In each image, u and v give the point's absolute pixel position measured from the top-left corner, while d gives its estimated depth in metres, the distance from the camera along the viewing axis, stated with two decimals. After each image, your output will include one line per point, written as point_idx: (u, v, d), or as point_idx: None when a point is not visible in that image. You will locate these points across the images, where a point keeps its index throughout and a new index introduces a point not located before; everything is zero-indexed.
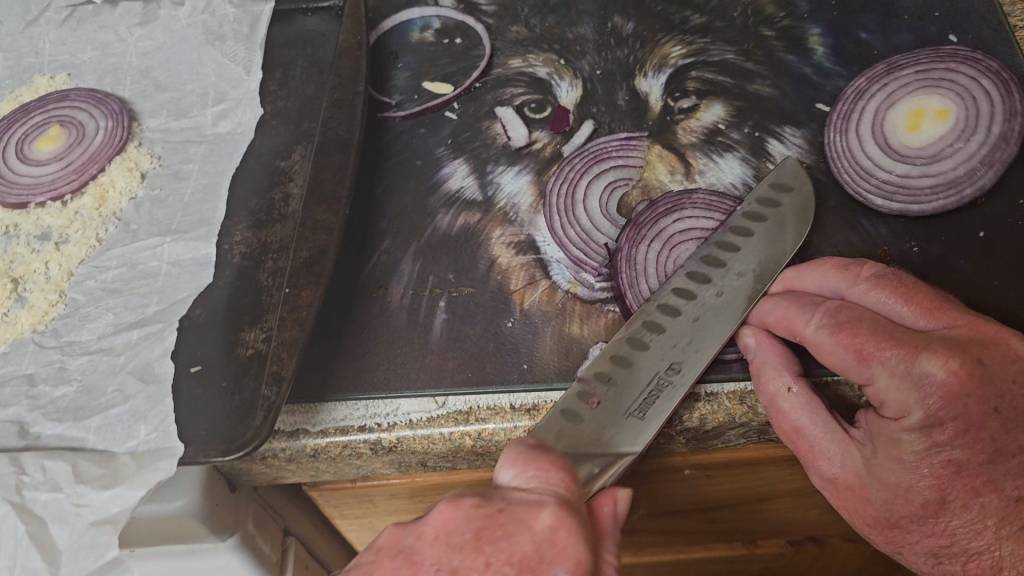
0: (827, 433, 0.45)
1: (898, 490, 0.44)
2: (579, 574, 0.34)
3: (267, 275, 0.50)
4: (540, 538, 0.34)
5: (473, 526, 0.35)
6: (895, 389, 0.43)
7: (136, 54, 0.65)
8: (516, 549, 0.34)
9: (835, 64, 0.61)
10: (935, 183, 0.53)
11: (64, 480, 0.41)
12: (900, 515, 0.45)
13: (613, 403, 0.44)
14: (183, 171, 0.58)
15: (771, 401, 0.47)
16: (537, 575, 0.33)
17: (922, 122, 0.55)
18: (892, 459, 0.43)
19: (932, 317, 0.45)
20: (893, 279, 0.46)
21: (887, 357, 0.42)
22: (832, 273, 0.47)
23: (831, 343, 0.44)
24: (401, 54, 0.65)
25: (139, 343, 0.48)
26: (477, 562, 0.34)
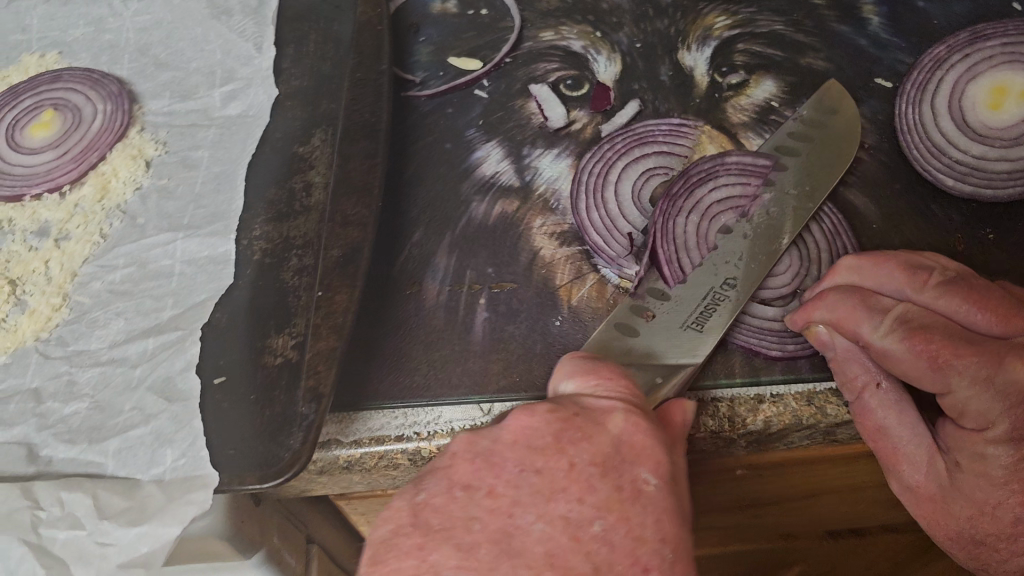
0: (915, 437, 0.41)
1: (985, 508, 0.39)
2: (660, 475, 0.31)
3: (293, 273, 0.46)
4: (618, 438, 0.32)
5: (551, 431, 0.32)
6: (976, 399, 0.38)
7: (134, 30, 0.60)
8: (595, 446, 0.32)
9: (891, 36, 0.57)
10: (1013, 167, 0.49)
11: (84, 516, 0.37)
12: (987, 533, 0.40)
13: (666, 317, 0.43)
14: (192, 158, 0.53)
15: (858, 397, 0.42)
16: (620, 472, 0.31)
17: (1005, 100, 0.50)
18: (978, 475, 0.39)
19: (1009, 322, 0.39)
20: (964, 284, 0.41)
21: (967, 365, 0.38)
22: (896, 273, 0.43)
23: (903, 351, 0.39)
24: (423, 27, 0.60)
25: (157, 355, 0.44)
26: (562, 461, 0.31)
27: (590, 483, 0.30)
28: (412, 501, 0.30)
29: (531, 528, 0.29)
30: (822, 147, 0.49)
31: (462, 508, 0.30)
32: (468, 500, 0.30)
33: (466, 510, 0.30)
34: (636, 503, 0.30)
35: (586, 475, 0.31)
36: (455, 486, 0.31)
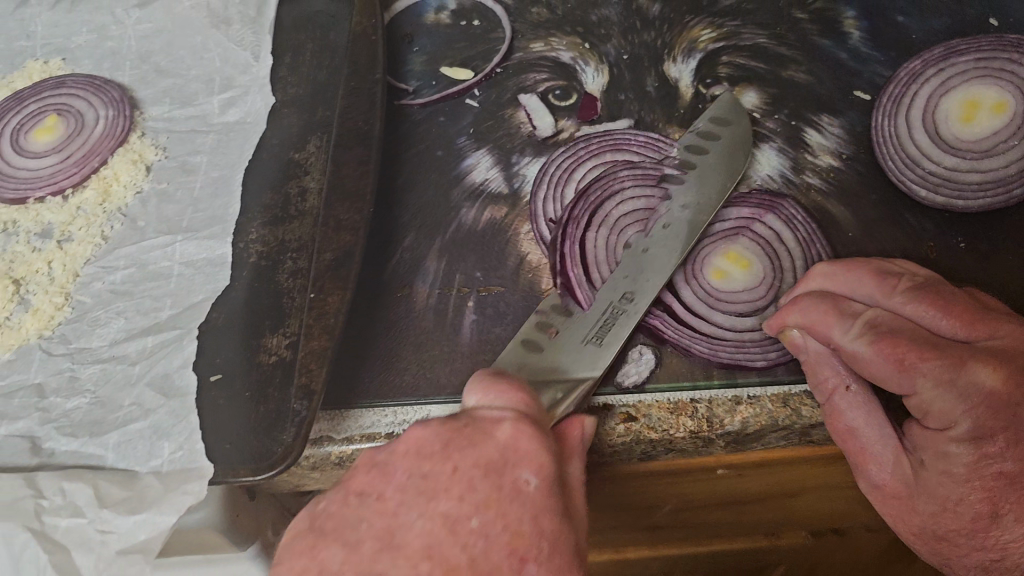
0: (881, 438, 0.42)
1: (947, 504, 0.40)
2: (542, 477, 0.31)
3: (287, 275, 0.48)
4: (503, 444, 0.32)
5: (439, 439, 0.32)
6: (940, 399, 0.39)
7: (135, 38, 0.61)
8: (482, 453, 0.31)
9: (872, 49, 0.58)
10: (984, 179, 0.51)
11: (86, 505, 0.39)
12: (949, 528, 0.41)
13: (568, 334, 0.42)
14: (191, 163, 0.55)
15: (828, 399, 0.44)
16: (501, 473, 0.31)
17: (978, 114, 0.52)
18: (941, 472, 0.40)
19: (973, 328, 0.41)
20: (929, 291, 0.43)
21: (930, 368, 0.39)
22: (867, 279, 0.44)
23: (872, 354, 0.40)
24: (417, 36, 0.61)
25: (156, 352, 0.46)
26: (445, 466, 0.31)
27: (470, 485, 0.30)
28: (313, 512, 0.31)
29: (412, 525, 0.29)
30: (730, 148, 0.51)
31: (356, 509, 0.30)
32: (359, 504, 0.31)
33: (356, 514, 0.30)
34: (514, 501, 0.30)
35: (467, 477, 0.30)
36: (350, 493, 0.31)
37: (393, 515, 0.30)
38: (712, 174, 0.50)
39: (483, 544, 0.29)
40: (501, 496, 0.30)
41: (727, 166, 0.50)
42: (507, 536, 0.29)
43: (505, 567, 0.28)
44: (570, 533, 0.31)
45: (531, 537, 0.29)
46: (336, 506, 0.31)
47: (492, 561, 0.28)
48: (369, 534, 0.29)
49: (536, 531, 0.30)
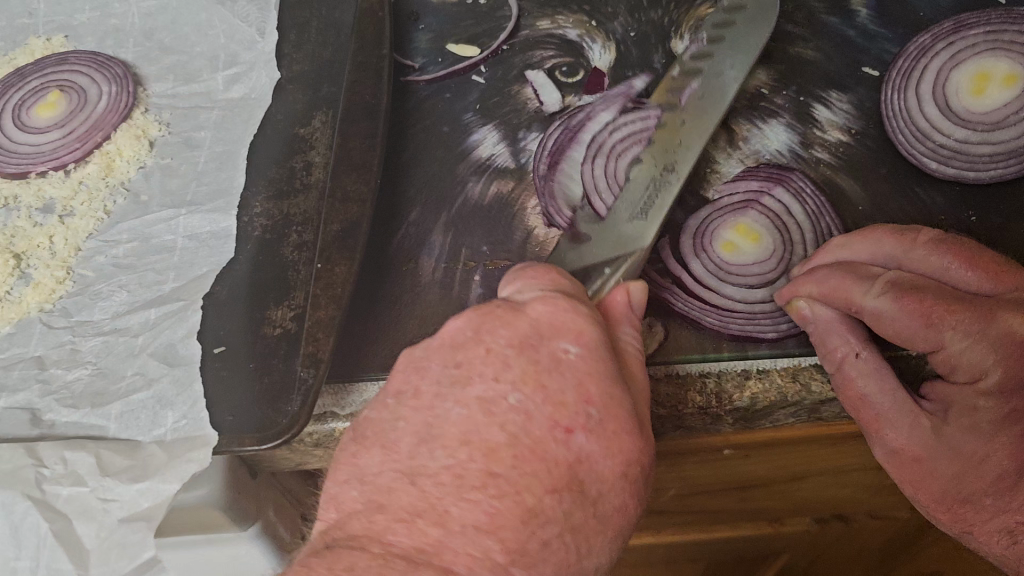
0: (896, 403, 0.41)
1: (973, 463, 0.41)
2: (583, 344, 0.34)
3: (293, 248, 0.47)
4: (537, 319, 0.35)
5: (473, 324, 0.35)
6: (970, 352, 0.39)
7: (139, 15, 0.61)
8: (514, 331, 0.35)
9: (880, 27, 0.58)
10: (995, 151, 0.51)
11: (88, 473, 0.39)
12: (972, 489, 0.42)
13: (612, 215, 0.44)
14: (194, 138, 0.54)
15: (835, 368, 0.43)
16: (539, 346, 0.34)
17: (988, 87, 0.52)
18: (967, 430, 0.40)
19: (999, 281, 0.41)
20: (953, 243, 0.42)
21: (959, 321, 0.39)
22: (885, 239, 0.43)
23: (896, 311, 0.40)
24: (422, 16, 0.61)
25: (159, 324, 0.45)
26: (479, 348, 0.34)
27: (506, 362, 0.34)
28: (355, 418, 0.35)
29: (451, 413, 0.33)
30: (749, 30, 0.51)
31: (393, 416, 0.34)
32: (397, 405, 0.35)
33: (395, 413, 0.34)
34: (555, 371, 0.34)
35: (502, 355, 0.34)
36: (389, 394, 0.35)
37: (432, 408, 0.34)
38: (733, 54, 0.50)
39: (522, 419, 0.33)
40: (540, 365, 0.34)
41: (749, 44, 0.51)
42: (549, 407, 0.33)
43: (549, 436, 0.32)
44: (620, 393, 0.34)
45: (575, 406, 0.33)
46: (375, 411, 0.35)
47: (535, 432, 0.32)
48: (413, 425, 0.34)
49: (582, 397, 0.33)
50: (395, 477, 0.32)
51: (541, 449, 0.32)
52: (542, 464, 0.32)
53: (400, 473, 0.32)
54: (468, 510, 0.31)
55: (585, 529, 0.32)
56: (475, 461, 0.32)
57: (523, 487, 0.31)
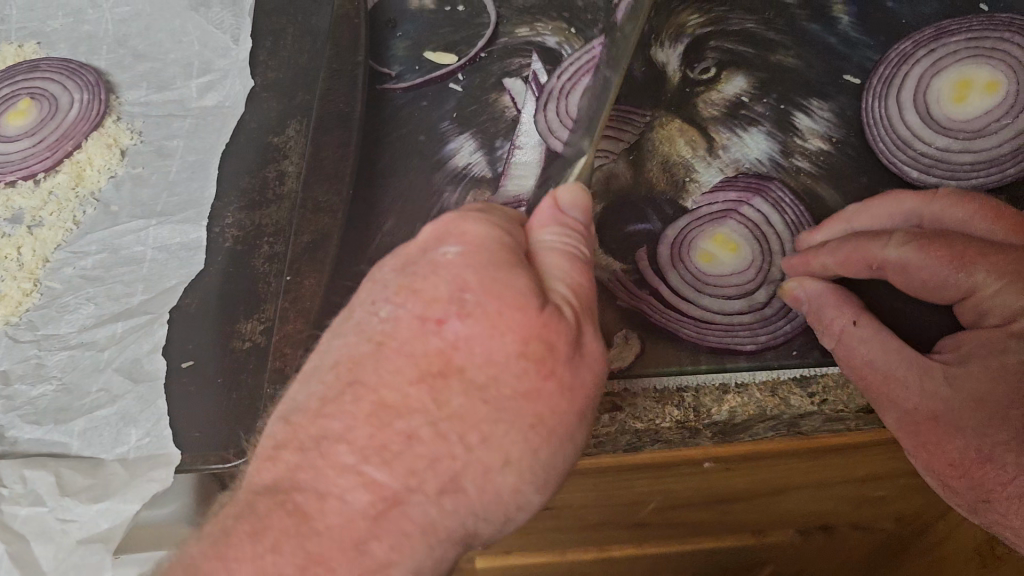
0: (908, 360, 0.40)
1: (998, 411, 0.38)
2: (465, 243, 0.32)
3: (264, 260, 0.46)
4: (422, 239, 0.33)
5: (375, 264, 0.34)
6: (1001, 293, 0.39)
7: (113, 21, 0.60)
8: (400, 255, 0.33)
9: (862, 34, 0.57)
10: (977, 158, 0.50)
11: (47, 494, 0.40)
12: (994, 442, 0.38)
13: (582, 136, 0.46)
14: (167, 147, 0.54)
15: (837, 336, 0.42)
16: (420, 259, 0.32)
17: (968, 94, 0.52)
18: (991, 375, 0.38)
19: (1022, 234, 0.42)
20: (975, 199, 0.43)
21: (980, 258, 0.40)
22: (905, 196, 0.45)
23: (922, 257, 0.41)
24: (400, 23, 0.60)
25: (125, 338, 0.45)
26: (372, 284, 0.33)
27: (386, 284, 0.32)
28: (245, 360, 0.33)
29: (333, 344, 0.32)
30: None
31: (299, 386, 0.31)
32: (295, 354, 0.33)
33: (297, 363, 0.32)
34: (429, 276, 0.31)
35: (385, 280, 0.32)
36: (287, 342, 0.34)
37: (324, 350, 0.32)
38: None
39: (393, 326, 0.30)
40: (413, 276, 0.31)
41: None
42: (420, 306, 0.31)
43: (419, 333, 0.30)
44: (502, 273, 0.31)
45: (454, 300, 0.30)
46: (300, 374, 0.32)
47: (404, 335, 0.30)
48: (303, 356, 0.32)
49: (455, 288, 0.30)
50: (285, 429, 0.30)
51: (413, 347, 0.30)
52: (406, 360, 0.30)
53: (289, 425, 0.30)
54: (338, 428, 0.29)
55: (475, 420, 0.29)
56: (338, 375, 0.30)
57: (394, 391, 0.29)
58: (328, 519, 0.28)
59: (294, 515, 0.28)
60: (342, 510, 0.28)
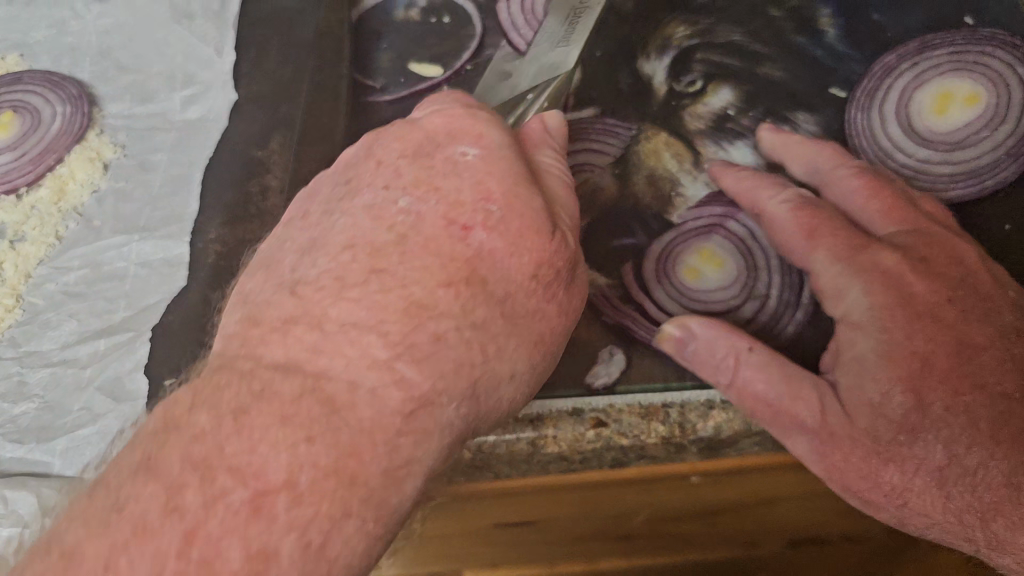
0: (807, 389, 0.39)
1: (874, 408, 0.38)
2: (483, 148, 0.36)
3: (245, 275, 0.46)
4: (434, 130, 0.38)
5: (374, 145, 0.38)
6: (841, 276, 0.41)
7: (96, 33, 0.59)
8: (409, 143, 0.37)
9: (848, 47, 0.56)
10: (957, 170, 0.51)
11: (28, 514, 0.41)
12: (880, 437, 0.38)
13: None
14: (149, 161, 0.53)
15: (738, 377, 0.39)
16: (438, 152, 0.36)
17: (950, 107, 0.52)
18: (857, 372, 0.39)
19: (895, 217, 0.45)
20: (870, 175, 0.46)
21: (830, 240, 0.42)
22: (826, 153, 0.48)
23: (790, 220, 0.43)
24: (385, 34, 0.59)
25: (107, 355, 0.45)
26: (376, 166, 0.37)
27: (399, 170, 0.36)
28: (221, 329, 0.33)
29: (336, 224, 0.35)
30: None
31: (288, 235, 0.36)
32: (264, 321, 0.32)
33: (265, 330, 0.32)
34: (451, 172, 0.35)
35: (394, 166, 0.36)
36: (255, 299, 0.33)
37: (319, 225, 0.36)
38: None
39: (415, 219, 0.34)
40: (435, 170, 0.35)
41: None
42: (444, 208, 0.34)
43: (444, 235, 0.33)
44: (522, 192, 0.35)
45: (469, 205, 0.34)
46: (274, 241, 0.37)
47: (426, 231, 0.34)
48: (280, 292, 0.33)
49: (480, 194, 0.35)
50: (274, 288, 0.33)
51: (438, 246, 0.33)
52: (436, 259, 0.33)
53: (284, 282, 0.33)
54: (344, 309, 0.31)
55: (493, 333, 0.33)
56: (359, 261, 0.33)
57: (411, 281, 0.32)
58: (360, 412, 0.29)
59: (319, 401, 0.29)
60: (374, 400, 0.30)
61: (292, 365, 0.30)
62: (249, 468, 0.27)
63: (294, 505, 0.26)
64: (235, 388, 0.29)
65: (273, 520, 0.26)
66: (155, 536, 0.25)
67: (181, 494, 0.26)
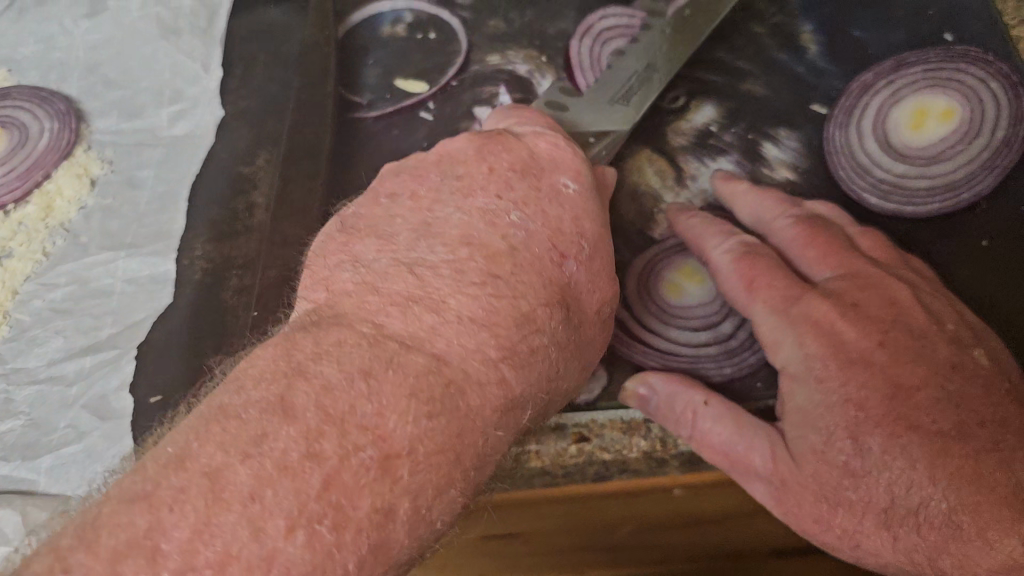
0: (756, 437, 0.41)
1: (817, 455, 0.39)
2: (578, 185, 0.39)
3: (232, 293, 0.47)
4: (539, 152, 0.40)
5: (473, 146, 0.39)
6: (776, 328, 0.42)
7: (84, 48, 0.59)
8: (515, 158, 0.39)
9: (829, 63, 0.57)
10: (933, 184, 0.51)
11: (14, 532, 0.41)
12: (824, 484, 0.39)
13: (598, 94, 0.51)
14: (137, 177, 0.54)
15: (695, 430, 0.42)
16: (540, 176, 0.38)
17: (926, 122, 0.52)
18: (800, 420, 0.40)
19: (828, 263, 0.45)
20: (810, 222, 0.46)
21: (769, 292, 0.42)
22: (767, 198, 0.48)
23: (730, 271, 0.44)
24: (371, 49, 0.59)
25: (92, 373, 0.46)
26: (482, 167, 0.38)
27: (509, 182, 0.38)
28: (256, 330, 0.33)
29: (450, 218, 0.36)
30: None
31: (387, 212, 0.37)
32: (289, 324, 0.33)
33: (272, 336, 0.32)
34: (554, 199, 0.38)
35: (505, 176, 0.38)
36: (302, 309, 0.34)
37: (431, 212, 0.37)
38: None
39: (524, 236, 0.36)
40: (542, 195, 0.38)
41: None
42: (548, 233, 0.37)
43: (551, 261, 0.36)
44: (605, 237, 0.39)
45: (568, 236, 0.37)
46: (365, 211, 0.38)
47: (534, 250, 0.36)
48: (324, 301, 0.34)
49: (576, 229, 0.38)
50: (392, 263, 0.35)
51: (541, 265, 0.36)
52: (540, 279, 0.35)
53: (396, 261, 0.35)
54: (466, 302, 0.33)
55: (569, 352, 0.36)
56: (479, 261, 0.34)
57: (522, 292, 0.34)
58: (471, 399, 0.31)
59: (442, 382, 0.31)
60: (482, 390, 0.32)
61: (416, 341, 0.32)
62: (380, 429, 0.29)
63: (413, 468, 0.29)
64: (364, 349, 0.31)
65: (397, 480, 0.28)
66: (297, 475, 0.27)
67: (320, 442, 0.28)
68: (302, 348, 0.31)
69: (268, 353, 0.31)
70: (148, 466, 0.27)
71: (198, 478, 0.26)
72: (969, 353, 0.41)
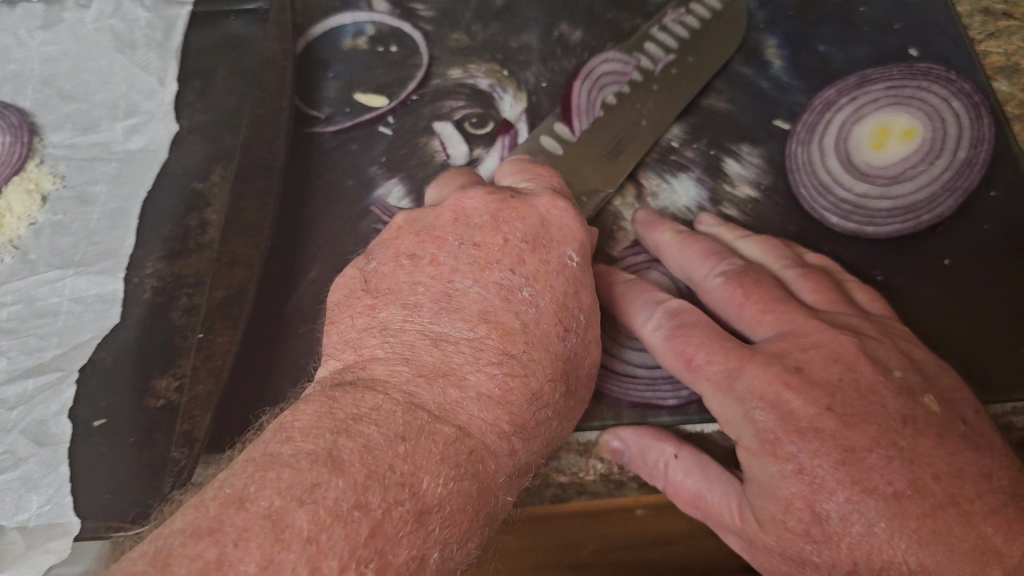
0: (722, 489, 0.40)
1: (778, 520, 0.36)
2: (580, 256, 0.39)
3: (181, 312, 0.48)
4: (546, 217, 0.39)
5: (488, 210, 0.39)
6: (721, 406, 0.38)
7: (39, 61, 0.57)
8: (528, 227, 0.38)
9: (793, 79, 0.56)
10: (895, 205, 0.51)
11: None
12: (790, 547, 0.36)
13: (590, 145, 0.50)
14: (89, 193, 0.53)
15: (668, 484, 0.43)
16: (549, 250, 0.38)
17: (888, 141, 0.52)
18: (758, 491, 0.37)
19: (765, 324, 0.40)
20: (748, 277, 0.42)
21: (708, 368, 0.39)
22: (697, 257, 0.45)
23: (665, 347, 0.41)
24: (332, 63, 0.58)
25: (34, 398, 0.46)
26: (496, 237, 0.37)
27: (521, 256, 0.37)
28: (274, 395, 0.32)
29: (470, 290, 0.36)
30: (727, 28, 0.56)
31: (408, 274, 0.37)
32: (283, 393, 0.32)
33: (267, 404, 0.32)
34: (558, 272, 0.37)
35: (518, 250, 0.37)
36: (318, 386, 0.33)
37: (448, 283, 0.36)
38: (718, 48, 0.55)
39: (535, 312, 0.36)
40: (550, 268, 0.37)
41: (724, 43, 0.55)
42: (552, 301, 0.37)
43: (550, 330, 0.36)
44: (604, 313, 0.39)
45: (572, 309, 0.37)
46: (388, 266, 0.38)
47: (543, 325, 0.36)
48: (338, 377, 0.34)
49: (574, 301, 0.37)
50: (419, 336, 0.35)
51: (548, 340, 0.36)
52: (548, 354, 0.36)
53: (421, 331, 0.35)
54: (485, 379, 0.34)
55: (566, 414, 0.38)
56: (494, 338, 0.35)
57: (534, 370, 0.35)
58: (491, 467, 0.32)
59: (466, 450, 0.31)
60: (500, 460, 0.32)
61: (442, 412, 0.32)
62: (417, 487, 0.28)
63: (442, 523, 0.29)
64: (399, 417, 0.30)
65: (430, 532, 0.28)
66: (349, 524, 0.26)
67: (367, 495, 0.27)
68: (344, 407, 0.31)
69: (310, 413, 0.30)
70: (187, 510, 0.27)
71: (263, 519, 0.26)
72: (922, 404, 0.37)
